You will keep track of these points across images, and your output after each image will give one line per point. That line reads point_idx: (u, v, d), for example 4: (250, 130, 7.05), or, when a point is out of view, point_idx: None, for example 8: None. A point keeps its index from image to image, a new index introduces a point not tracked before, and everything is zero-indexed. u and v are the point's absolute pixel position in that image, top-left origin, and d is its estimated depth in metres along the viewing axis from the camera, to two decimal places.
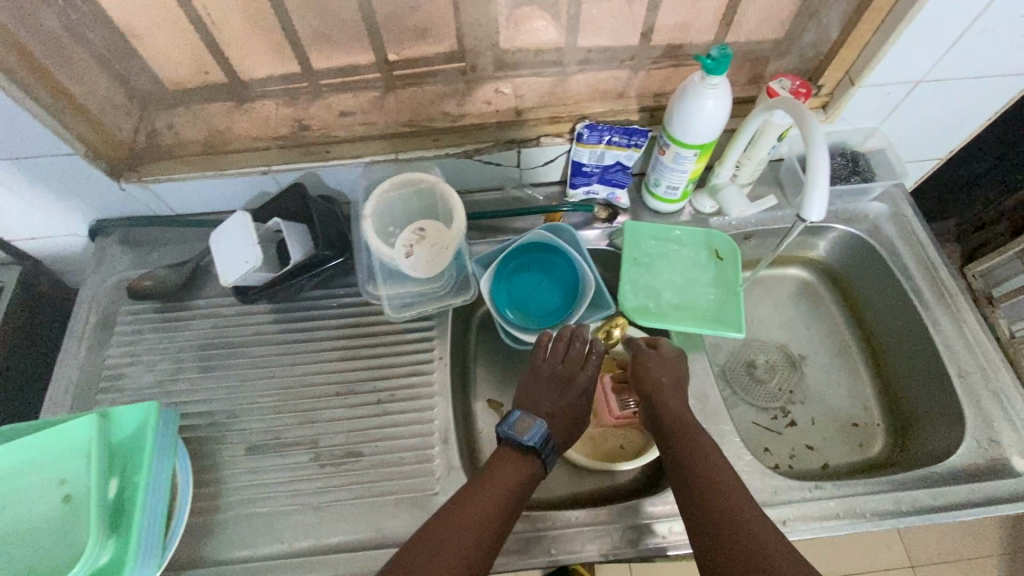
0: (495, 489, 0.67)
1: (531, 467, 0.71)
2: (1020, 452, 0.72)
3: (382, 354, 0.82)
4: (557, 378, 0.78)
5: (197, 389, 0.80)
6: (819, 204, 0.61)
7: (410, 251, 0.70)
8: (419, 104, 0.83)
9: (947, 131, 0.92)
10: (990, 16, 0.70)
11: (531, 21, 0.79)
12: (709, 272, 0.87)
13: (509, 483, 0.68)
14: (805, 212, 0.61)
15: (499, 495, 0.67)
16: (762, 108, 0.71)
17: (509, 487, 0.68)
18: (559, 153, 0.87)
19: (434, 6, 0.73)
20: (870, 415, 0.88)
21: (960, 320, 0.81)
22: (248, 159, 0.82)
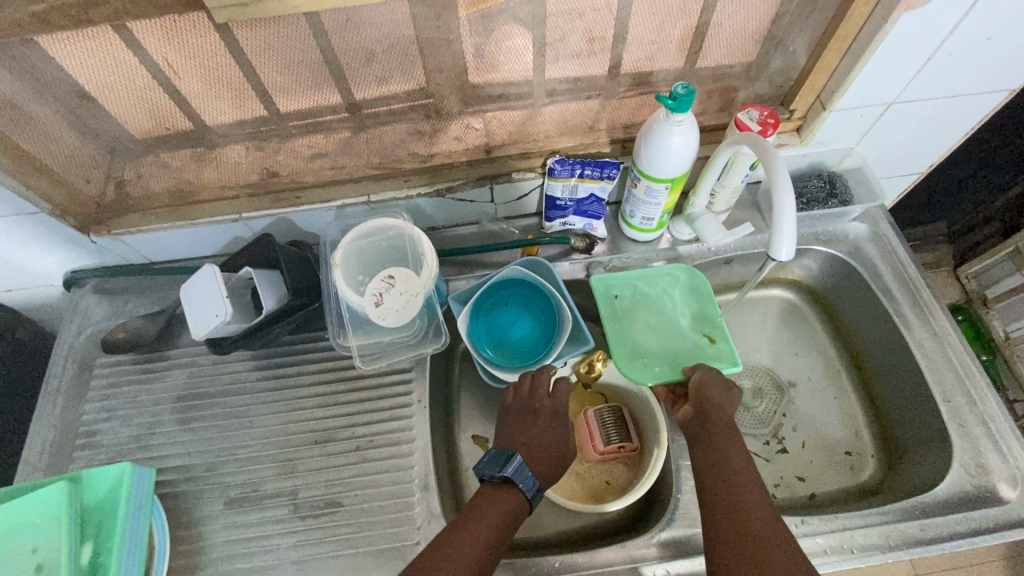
0: (479, 524, 0.64)
1: (514, 501, 0.68)
2: (1008, 480, 0.71)
3: (360, 399, 0.81)
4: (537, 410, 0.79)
5: (174, 443, 0.80)
6: (790, 242, 0.61)
7: (379, 302, 0.69)
8: (388, 145, 0.82)
9: (924, 147, 0.91)
10: (958, 38, 0.70)
11: (503, 59, 0.74)
12: (690, 311, 0.88)
13: (491, 519, 0.65)
14: (774, 251, 0.62)
15: (482, 531, 0.64)
16: (728, 143, 0.71)
17: (491, 521, 0.65)
18: (532, 187, 0.87)
19: (394, 55, 0.69)
20: (859, 438, 0.87)
21: (945, 343, 0.80)
22: (218, 209, 0.83)
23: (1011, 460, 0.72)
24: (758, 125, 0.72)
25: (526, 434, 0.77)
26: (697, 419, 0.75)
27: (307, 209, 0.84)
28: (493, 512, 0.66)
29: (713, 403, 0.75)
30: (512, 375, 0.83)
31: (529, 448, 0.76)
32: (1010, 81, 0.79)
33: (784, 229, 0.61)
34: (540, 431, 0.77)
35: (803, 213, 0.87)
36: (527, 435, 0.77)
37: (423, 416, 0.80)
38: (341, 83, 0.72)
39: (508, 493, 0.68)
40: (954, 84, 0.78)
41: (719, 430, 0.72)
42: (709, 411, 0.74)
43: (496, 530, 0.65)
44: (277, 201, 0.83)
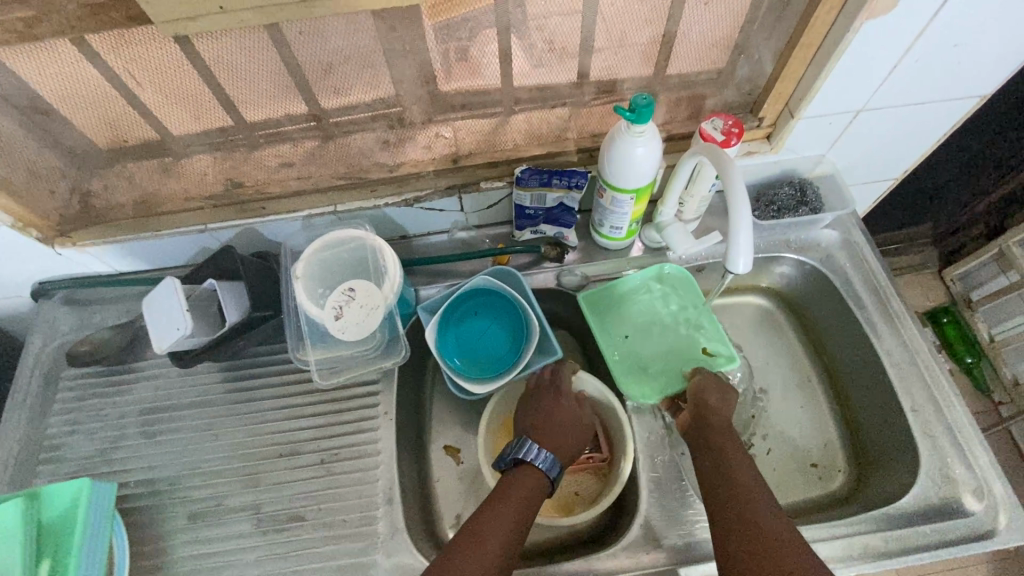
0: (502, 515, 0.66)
1: (536, 482, 0.71)
2: (973, 492, 0.71)
3: (326, 411, 0.80)
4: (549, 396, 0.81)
5: (139, 456, 0.79)
6: (747, 254, 0.61)
7: (339, 315, 0.68)
8: (354, 155, 0.81)
9: (896, 154, 0.91)
10: (925, 43, 0.69)
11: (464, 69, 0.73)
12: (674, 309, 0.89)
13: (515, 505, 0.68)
14: (731, 265, 0.62)
15: (507, 519, 0.66)
16: (690, 153, 0.71)
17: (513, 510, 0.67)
18: (502, 195, 0.86)
19: (351, 66, 0.68)
20: (830, 447, 0.86)
21: (914, 353, 0.80)
22: (184, 220, 0.82)
23: (976, 472, 0.71)
24: (722, 134, 0.71)
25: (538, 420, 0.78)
26: (696, 426, 0.75)
27: (272, 220, 0.83)
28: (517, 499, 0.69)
29: (712, 406, 0.77)
30: (484, 386, 0.80)
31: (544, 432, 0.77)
32: (981, 86, 0.78)
33: (743, 245, 0.61)
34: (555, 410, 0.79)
35: (774, 221, 0.86)
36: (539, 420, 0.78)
37: (389, 428, 0.79)
38: (300, 96, 0.71)
39: (529, 474, 0.72)
40: (924, 89, 0.77)
41: (721, 439, 0.72)
42: (709, 418, 0.75)
43: (520, 517, 0.67)
44: (242, 213, 0.82)
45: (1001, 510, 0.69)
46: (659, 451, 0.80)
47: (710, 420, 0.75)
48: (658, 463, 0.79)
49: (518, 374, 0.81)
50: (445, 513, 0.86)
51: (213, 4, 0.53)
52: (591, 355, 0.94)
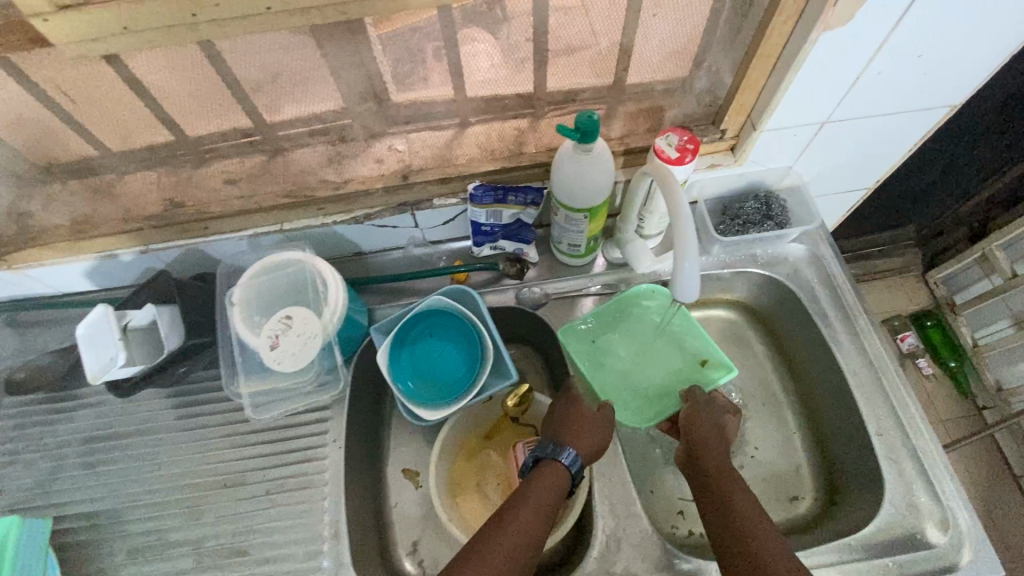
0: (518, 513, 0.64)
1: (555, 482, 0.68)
2: (936, 522, 0.69)
3: (274, 440, 0.78)
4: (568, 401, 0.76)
5: (78, 488, 0.76)
6: (694, 287, 0.59)
7: (273, 343, 0.65)
8: (298, 173, 0.78)
9: (866, 165, 0.88)
10: (887, 56, 0.66)
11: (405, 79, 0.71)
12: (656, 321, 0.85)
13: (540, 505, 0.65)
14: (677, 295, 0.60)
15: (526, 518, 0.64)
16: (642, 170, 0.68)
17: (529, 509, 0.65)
18: (457, 212, 0.83)
19: (282, 83, 0.65)
20: (798, 469, 0.83)
21: (880, 375, 0.77)
22: (122, 241, 0.78)
23: (940, 501, 0.69)
24: (676, 151, 0.68)
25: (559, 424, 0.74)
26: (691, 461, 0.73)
27: (215, 240, 0.79)
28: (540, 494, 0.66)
29: (705, 437, 0.74)
30: (437, 412, 0.77)
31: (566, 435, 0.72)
32: (950, 96, 0.75)
33: (691, 278, 0.59)
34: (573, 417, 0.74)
35: (739, 236, 0.84)
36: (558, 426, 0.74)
37: (337, 457, 0.76)
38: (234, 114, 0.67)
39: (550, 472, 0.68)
40: (890, 101, 0.74)
41: (717, 470, 0.70)
42: (703, 452, 0.73)
43: (540, 511, 0.65)
44: (183, 233, 0.78)
45: (963, 546, 0.67)
46: (618, 476, 0.76)
47: (704, 453, 0.73)
48: (618, 488, 0.75)
49: (473, 398, 0.78)
50: (400, 540, 0.83)
51: (116, 24, 0.49)
52: (553, 373, 0.91)
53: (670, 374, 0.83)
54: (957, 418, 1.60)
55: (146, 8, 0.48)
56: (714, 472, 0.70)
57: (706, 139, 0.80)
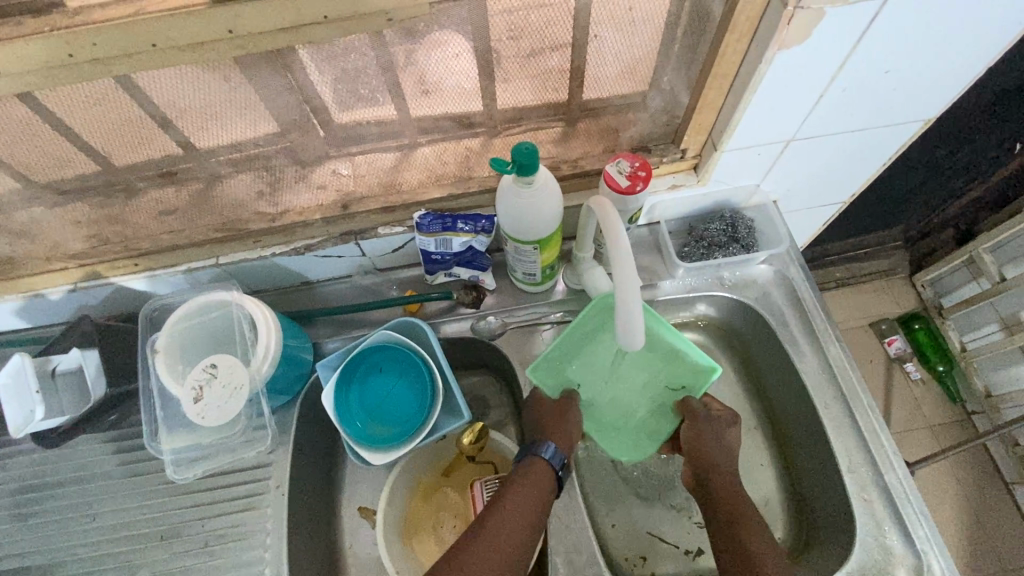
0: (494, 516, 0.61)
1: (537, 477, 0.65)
2: (907, 565, 0.65)
3: (214, 486, 0.74)
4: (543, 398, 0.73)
5: (8, 543, 0.72)
6: (638, 334, 0.60)
7: (197, 395, 0.61)
8: (230, 205, 0.73)
9: (839, 179, 0.83)
10: (850, 73, 0.62)
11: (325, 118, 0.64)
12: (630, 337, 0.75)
13: (530, 497, 0.63)
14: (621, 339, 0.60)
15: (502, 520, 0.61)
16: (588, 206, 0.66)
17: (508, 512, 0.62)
18: (406, 240, 0.79)
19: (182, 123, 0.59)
20: (770, 503, 0.79)
21: (852, 406, 0.73)
22: (49, 280, 0.74)
23: (913, 543, 0.66)
24: (627, 179, 0.64)
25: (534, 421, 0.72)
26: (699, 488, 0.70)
27: (149, 276, 0.76)
28: (519, 489, 0.64)
29: (714, 463, 0.70)
30: (387, 454, 0.73)
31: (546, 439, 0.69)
32: (923, 111, 0.70)
33: (632, 324, 0.59)
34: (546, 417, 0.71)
35: (703, 261, 0.81)
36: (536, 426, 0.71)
37: (280, 506, 0.72)
38: (152, 150, 0.63)
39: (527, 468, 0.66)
40: (858, 117, 0.69)
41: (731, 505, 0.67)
42: (713, 479, 0.69)
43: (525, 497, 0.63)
44: (113, 269, 0.74)
45: None
46: (578, 520, 0.72)
47: (713, 482, 0.69)
48: (578, 534, 0.71)
49: (424, 439, 0.73)
50: None
51: None
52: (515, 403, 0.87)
53: (654, 390, 0.75)
54: (948, 425, 1.55)
55: (16, 50, 0.44)
56: (721, 504, 0.68)
57: (666, 159, 0.76)
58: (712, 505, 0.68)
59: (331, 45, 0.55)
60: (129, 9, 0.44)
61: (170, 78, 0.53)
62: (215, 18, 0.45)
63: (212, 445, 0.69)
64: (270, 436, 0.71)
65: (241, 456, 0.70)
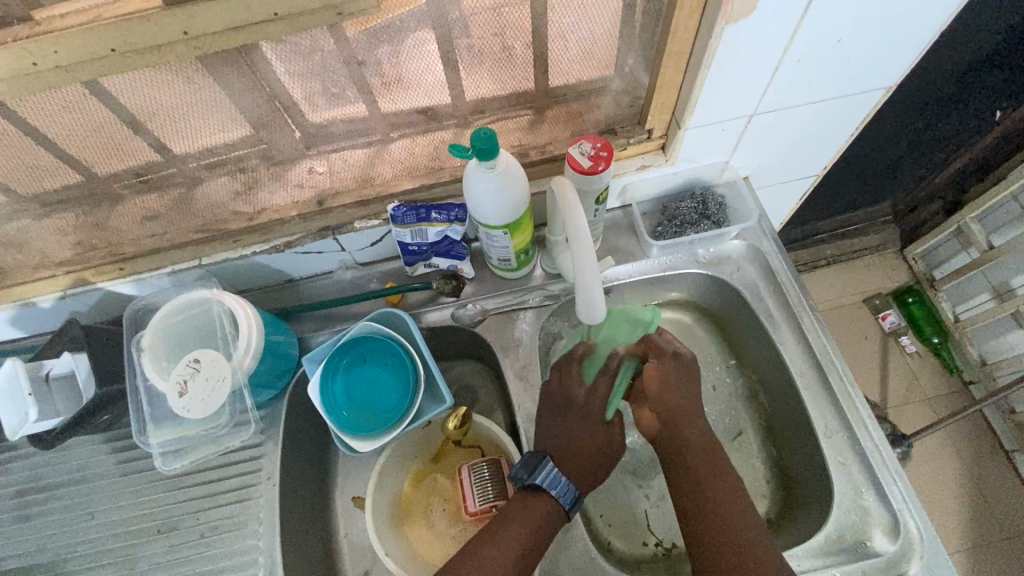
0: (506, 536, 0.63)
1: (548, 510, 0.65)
2: (883, 526, 0.66)
3: (207, 480, 0.76)
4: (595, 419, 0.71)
5: (13, 543, 0.75)
6: (600, 308, 0.64)
7: (182, 389, 0.64)
8: (209, 207, 0.75)
9: (807, 153, 0.84)
10: (803, 46, 0.63)
11: (293, 111, 0.66)
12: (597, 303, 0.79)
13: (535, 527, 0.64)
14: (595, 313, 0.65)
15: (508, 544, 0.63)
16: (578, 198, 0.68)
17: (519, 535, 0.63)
18: (382, 233, 0.80)
19: (157, 124, 0.61)
20: (754, 477, 0.79)
21: (827, 373, 0.74)
22: (38, 288, 0.76)
23: (891, 505, 0.67)
24: (589, 160, 0.66)
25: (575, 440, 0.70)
26: (665, 436, 0.69)
27: (135, 280, 0.77)
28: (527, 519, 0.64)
29: (678, 407, 0.69)
30: (374, 441, 0.74)
31: (570, 451, 0.70)
32: (883, 80, 0.72)
33: (594, 296, 0.63)
34: (589, 440, 0.70)
35: (676, 239, 0.82)
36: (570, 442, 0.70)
37: (271, 496, 0.74)
38: (126, 156, 0.65)
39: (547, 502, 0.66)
40: (817, 88, 0.70)
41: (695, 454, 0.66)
42: (681, 428, 0.68)
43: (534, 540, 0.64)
44: (99, 275, 0.76)
45: (913, 555, 0.65)
46: None
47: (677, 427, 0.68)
48: None
49: (410, 424, 0.75)
50: None
51: None
52: (500, 389, 0.89)
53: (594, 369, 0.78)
54: (945, 396, 1.54)
55: None
56: (692, 455, 0.66)
57: (633, 140, 0.77)
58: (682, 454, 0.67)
59: (291, 44, 0.57)
60: (88, 18, 0.46)
61: (135, 83, 0.55)
62: (170, 19, 0.47)
63: (198, 436, 0.71)
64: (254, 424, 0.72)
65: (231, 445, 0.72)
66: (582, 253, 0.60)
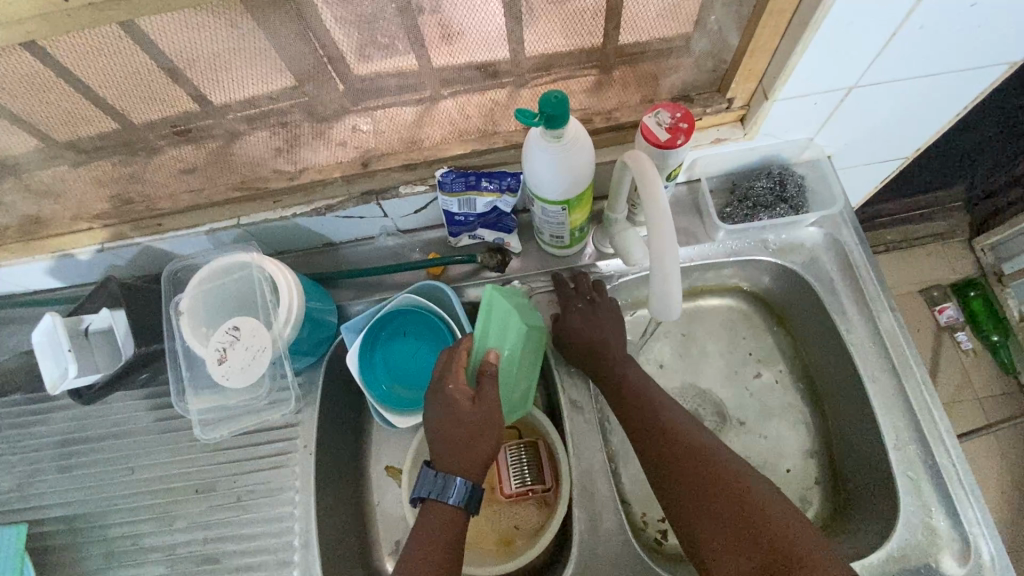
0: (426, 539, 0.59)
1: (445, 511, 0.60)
2: (953, 550, 0.62)
3: (243, 444, 0.75)
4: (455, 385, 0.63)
5: (55, 491, 0.75)
6: (675, 303, 0.58)
7: (221, 357, 0.61)
8: (246, 164, 0.70)
9: (898, 135, 0.75)
10: (931, 11, 0.54)
11: (337, 63, 0.59)
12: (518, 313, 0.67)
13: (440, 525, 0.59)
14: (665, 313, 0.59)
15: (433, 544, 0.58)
16: (619, 168, 0.63)
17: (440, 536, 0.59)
18: (427, 200, 0.75)
19: (193, 71, 0.56)
20: (806, 480, 0.75)
21: (903, 380, 0.69)
22: (76, 239, 0.74)
23: (959, 526, 0.62)
24: (666, 132, 0.59)
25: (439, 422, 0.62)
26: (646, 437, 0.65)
27: (172, 237, 0.75)
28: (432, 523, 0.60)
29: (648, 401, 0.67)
30: (412, 417, 0.72)
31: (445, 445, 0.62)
32: (1012, 53, 0.62)
33: (670, 289, 0.56)
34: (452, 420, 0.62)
35: (747, 223, 0.75)
36: (434, 423, 0.63)
37: (307, 466, 0.73)
38: (162, 104, 0.60)
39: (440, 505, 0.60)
40: (934, 61, 0.61)
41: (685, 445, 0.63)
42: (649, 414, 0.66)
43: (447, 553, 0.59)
44: (137, 230, 0.74)
45: None
46: (605, 489, 0.71)
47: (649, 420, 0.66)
48: (604, 504, 0.70)
49: None
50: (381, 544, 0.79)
51: None
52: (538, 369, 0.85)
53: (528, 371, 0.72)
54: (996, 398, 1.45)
55: None
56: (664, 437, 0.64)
57: (711, 109, 0.69)
58: (661, 452, 0.63)
59: None
60: None
61: (174, 25, 0.50)
62: None
63: (235, 406, 0.69)
64: (291, 395, 0.70)
65: (266, 417, 0.70)
66: (656, 226, 0.53)
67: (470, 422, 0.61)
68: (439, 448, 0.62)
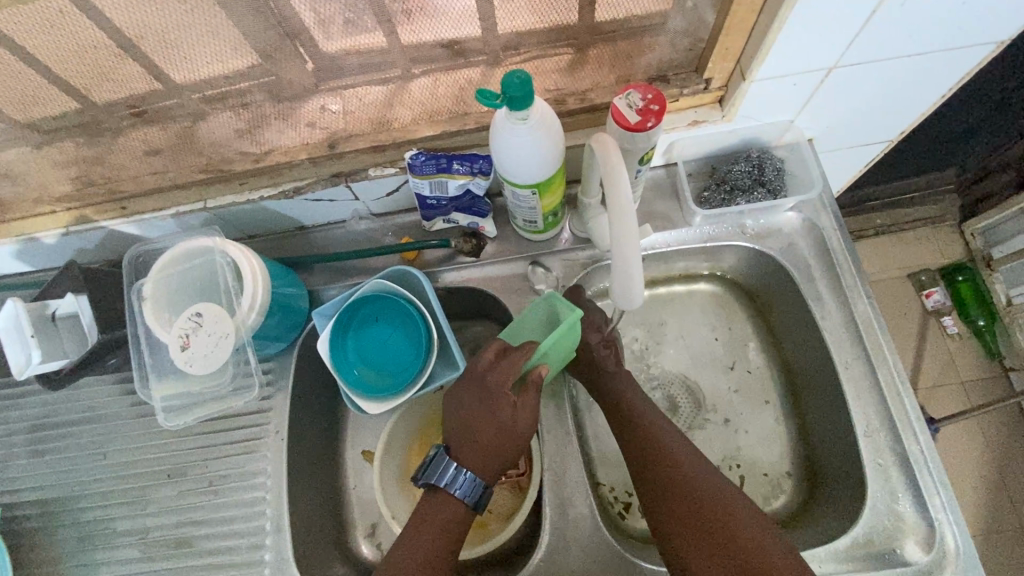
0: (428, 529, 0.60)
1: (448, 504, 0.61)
2: (918, 537, 0.63)
3: (216, 429, 0.75)
4: (500, 386, 0.61)
5: (28, 476, 0.75)
6: (637, 290, 0.57)
7: (183, 343, 0.60)
8: (210, 146, 0.68)
9: (881, 116, 0.73)
10: None
11: (296, 39, 0.57)
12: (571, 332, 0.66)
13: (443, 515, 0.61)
14: (629, 302, 0.58)
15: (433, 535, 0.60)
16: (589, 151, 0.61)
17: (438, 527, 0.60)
18: (399, 183, 0.73)
19: (145, 47, 0.54)
20: (778, 466, 0.76)
21: (876, 367, 0.68)
22: (39, 222, 0.72)
23: (926, 515, 0.63)
24: (637, 114, 0.57)
25: (474, 415, 0.62)
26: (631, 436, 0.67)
27: (138, 221, 0.73)
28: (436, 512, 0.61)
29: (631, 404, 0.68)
30: (382, 405, 0.71)
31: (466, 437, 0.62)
32: (997, 32, 0.60)
33: (632, 276, 0.55)
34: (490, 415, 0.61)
35: (723, 207, 0.73)
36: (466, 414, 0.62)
37: (279, 452, 0.73)
38: (117, 82, 0.58)
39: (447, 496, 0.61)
40: (916, 40, 0.59)
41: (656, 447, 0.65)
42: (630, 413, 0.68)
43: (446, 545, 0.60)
44: (101, 213, 0.72)
45: (944, 567, 0.61)
46: (576, 474, 0.71)
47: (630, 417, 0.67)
48: (575, 490, 0.71)
49: (420, 391, 0.71)
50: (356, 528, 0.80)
51: None
52: None
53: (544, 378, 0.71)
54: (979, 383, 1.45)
55: None
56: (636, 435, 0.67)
57: (688, 90, 0.67)
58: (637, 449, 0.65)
59: None
60: None
61: None
62: None
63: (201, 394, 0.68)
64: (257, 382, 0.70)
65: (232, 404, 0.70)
66: (620, 212, 0.52)
67: (504, 425, 0.61)
68: (464, 441, 0.62)
